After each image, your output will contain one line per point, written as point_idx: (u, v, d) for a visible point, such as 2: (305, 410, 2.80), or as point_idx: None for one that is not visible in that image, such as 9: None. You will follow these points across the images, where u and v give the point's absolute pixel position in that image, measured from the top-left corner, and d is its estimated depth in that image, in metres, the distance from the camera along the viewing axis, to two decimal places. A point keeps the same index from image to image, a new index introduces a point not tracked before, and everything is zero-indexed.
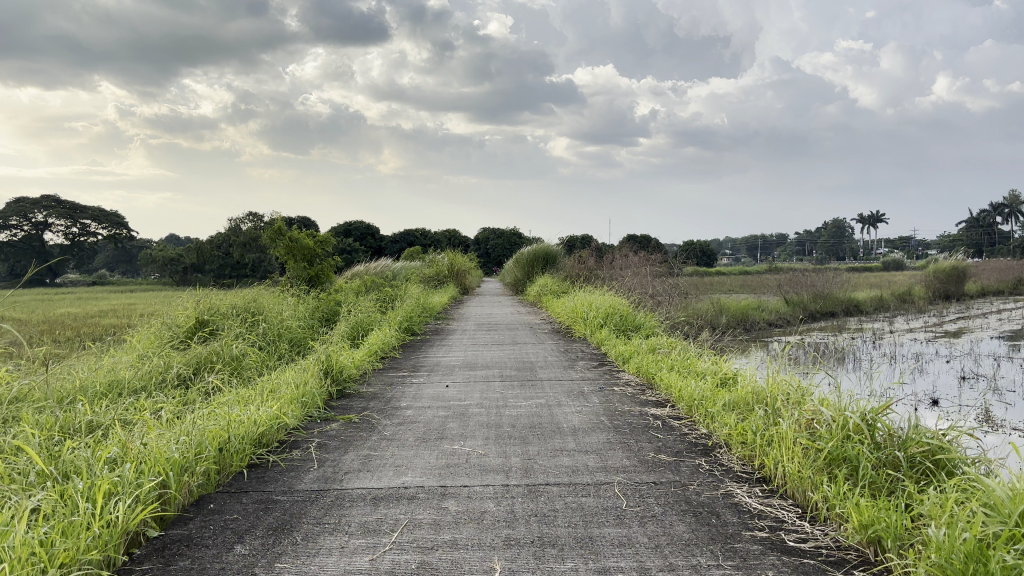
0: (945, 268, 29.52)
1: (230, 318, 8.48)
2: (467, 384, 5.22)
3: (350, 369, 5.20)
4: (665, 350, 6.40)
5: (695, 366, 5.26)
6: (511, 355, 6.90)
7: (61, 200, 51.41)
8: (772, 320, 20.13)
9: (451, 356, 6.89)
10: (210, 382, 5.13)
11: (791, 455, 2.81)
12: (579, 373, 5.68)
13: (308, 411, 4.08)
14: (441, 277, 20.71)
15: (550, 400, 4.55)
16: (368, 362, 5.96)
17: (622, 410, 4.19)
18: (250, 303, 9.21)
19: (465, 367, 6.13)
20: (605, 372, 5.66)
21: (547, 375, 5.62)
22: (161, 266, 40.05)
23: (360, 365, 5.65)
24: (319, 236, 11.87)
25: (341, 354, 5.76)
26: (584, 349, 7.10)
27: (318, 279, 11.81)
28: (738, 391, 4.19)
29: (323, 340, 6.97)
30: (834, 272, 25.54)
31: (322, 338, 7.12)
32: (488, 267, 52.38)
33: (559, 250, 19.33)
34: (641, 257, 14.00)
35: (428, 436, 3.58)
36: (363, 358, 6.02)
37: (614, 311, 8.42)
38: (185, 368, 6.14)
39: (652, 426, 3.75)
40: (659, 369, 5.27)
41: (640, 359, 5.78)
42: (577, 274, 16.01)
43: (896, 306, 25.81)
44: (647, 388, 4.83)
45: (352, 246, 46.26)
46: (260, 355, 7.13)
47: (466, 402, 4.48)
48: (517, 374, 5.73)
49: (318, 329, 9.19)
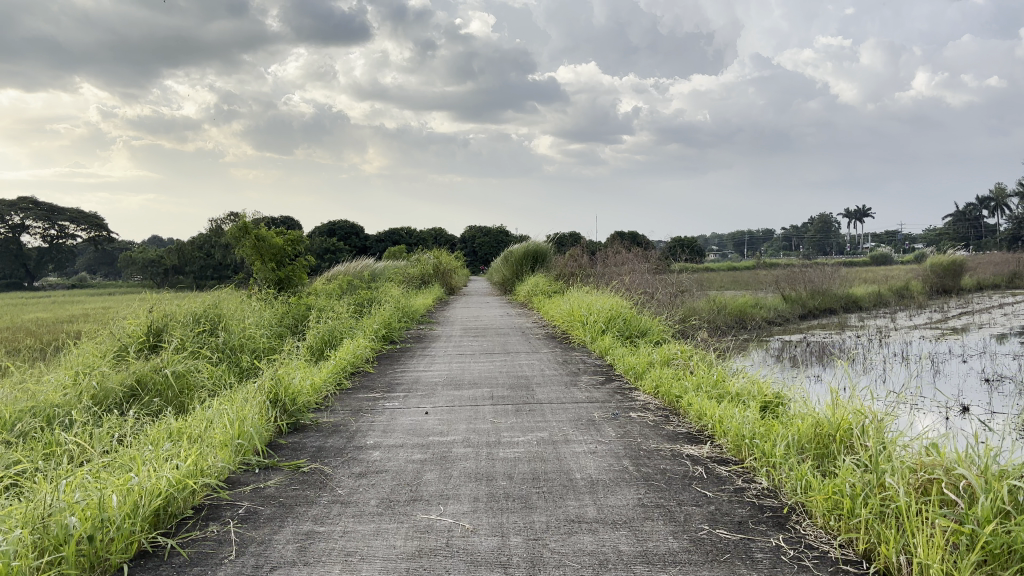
0: (942, 263, 28.90)
1: (185, 325, 7.55)
2: (450, 411, 4.28)
3: (306, 395, 4.29)
4: (682, 363, 5.49)
5: (727, 385, 4.37)
6: (503, 368, 5.98)
7: (39, 202, 50.16)
8: (772, 318, 19.36)
9: (433, 371, 5.97)
10: (132, 417, 4.19)
11: (922, 539, 1.92)
12: (585, 393, 4.76)
13: (241, 459, 3.15)
14: (427, 277, 19.82)
15: (554, 433, 3.62)
16: (333, 383, 5.02)
17: (648, 449, 3.29)
18: (210, 309, 8.23)
19: (448, 386, 5.20)
20: (616, 391, 4.76)
21: (546, 396, 4.69)
22: (141, 267, 39.09)
23: (322, 387, 4.72)
24: (290, 234, 10.93)
25: (298, 374, 4.83)
26: (586, 361, 6.17)
27: (288, 281, 10.87)
28: (795, 422, 3.29)
29: (284, 357, 6.03)
30: (832, 269, 24.83)
31: (282, 355, 6.18)
32: (474, 266, 51.49)
33: (550, 248, 18.48)
34: (637, 253, 13.14)
35: (397, 497, 2.66)
36: (326, 378, 5.08)
37: (615, 315, 7.51)
38: (123, 396, 5.22)
39: (692, 475, 2.86)
40: (683, 387, 4.39)
41: (659, 374, 4.88)
42: (570, 273, 15.12)
43: (894, 302, 25.10)
44: (673, 415, 3.93)
45: (336, 246, 45.31)
46: (215, 374, 6.22)
47: (451, 438, 3.56)
48: (510, 394, 4.81)
49: (286, 338, 8.24)
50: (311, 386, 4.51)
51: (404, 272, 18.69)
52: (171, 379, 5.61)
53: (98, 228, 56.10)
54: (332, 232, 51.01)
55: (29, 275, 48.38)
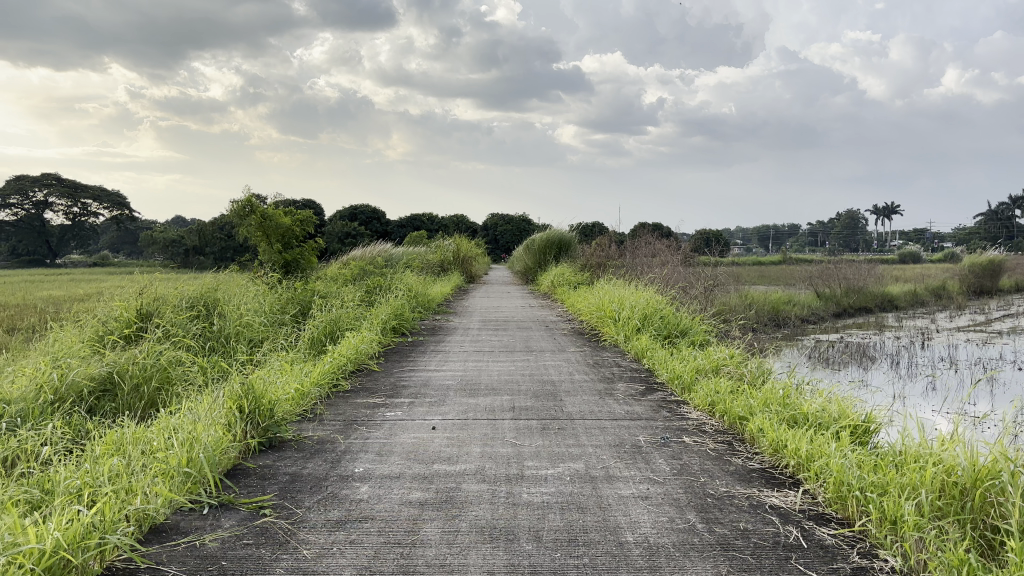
0: (982, 262, 27.74)
1: (178, 312, 6.87)
2: (462, 426, 3.52)
3: (287, 403, 3.56)
4: (735, 371, 4.72)
5: (800, 404, 3.59)
6: (525, 371, 5.22)
7: (63, 180, 49.92)
8: (806, 316, 18.43)
9: (447, 371, 5.22)
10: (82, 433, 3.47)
11: None
12: (624, 407, 3.99)
13: (187, 495, 2.41)
14: (445, 264, 19.13)
15: (592, 466, 2.86)
16: (327, 386, 4.28)
17: (718, 497, 2.52)
18: (206, 294, 7.56)
19: (462, 391, 4.46)
20: (661, 405, 3.99)
21: (578, 410, 3.92)
22: (162, 247, 38.77)
23: (312, 391, 3.99)
24: (300, 214, 10.24)
25: (284, 377, 4.10)
26: (620, 364, 5.40)
27: (295, 265, 10.17)
28: (908, 467, 2.51)
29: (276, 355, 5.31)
30: (867, 266, 23.84)
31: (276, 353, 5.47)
32: (496, 255, 50.68)
33: (574, 237, 17.68)
34: (668, 244, 12.31)
35: (381, 569, 1.91)
36: (321, 379, 4.35)
37: (652, 311, 6.71)
38: (91, 392, 4.53)
39: (787, 544, 2.09)
40: (748, 406, 3.60)
41: (713, 386, 4.08)
42: (597, 263, 14.33)
43: (932, 303, 24.08)
44: (741, 444, 3.18)
45: (357, 229, 44.75)
46: (203, 368, 5.54)
47: (461, 468, 2.81)
48: (536, 405, 4.05)
49: (289, 324, 7.55)
50: (297, 391, 3.80)
51: (423, 259, 17.97)
52: (150, 373, 4.93)
53: (119, 206, 55.90)
54: (353, 217, 50.47)
55: (51, 252, 48.29)
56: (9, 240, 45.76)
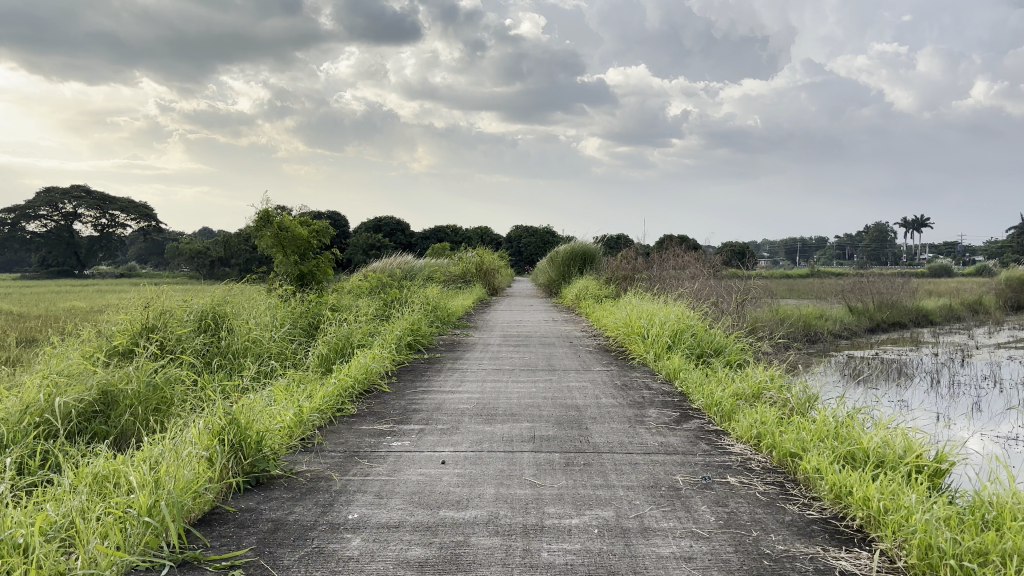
0: (1020, 276, 26.90)
1: (185, 328, 6.58)
2: (475, 461, 3.14)
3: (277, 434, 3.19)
4: (779, 397, 4.30)
5: (860, 436, 3.16)
6: (548, 393, 4.83)
7: (92, 191, 50.34)
8: (839, 331, 17.85)
9: (463, 393, 4.84)
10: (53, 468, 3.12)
11: None
12: (657, 438, 3.58)
13: (142, 553, 2.04)
14: (468, 276, 18.83)
15: (625, 514, 2.46)
16: (328, 411, 3.92)
17: (775, 557, 2.11)
18: (216, 307, 7.27)
19: (478, 416, 4.08)
20: (697, 438, 3.58)
21: (605, 441, 3.52)
22: (189, 258, 38.87)
23: (310, 418, 3.63)
24: (316, 225, 9.95)
25: (282, 403, 3.74)
26: (651, 386, 4.98)
27: (311, 277, 9.84)
28: (1007, 525, 2.08)
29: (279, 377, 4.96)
30: (901, 280, 23.18)
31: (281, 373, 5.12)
32: (519, 267, 50.31)
33: (599, 249, 17.26)
34: (697, 257, 11.86)
35: None
36: (324, 403, 3.99)
37: (684, 327, 6.29)
38: (84, 414, 4.17)
39: None
40: (801, 439, 3.18)
41: (758, 414, 3.66)
42: (622, 276, 13.92)
43: (968, 318, 23.34)
44: (795, 487, 2.75)
45: (381, 241, 44.66)
46: (205, 388, 5.22)
47: (471, 517, 2.43)
48: (559, 434, 3.65)
49: (302, 338, 7.23)
50: (291, 420, 3.43)
51: (444, 272, 17.64)
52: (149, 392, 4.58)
53: (147, 218, 56.37)
54: (377, 228, 50.42)
55: (80, 264, 48.56)
56: (39, 251, 46.15)
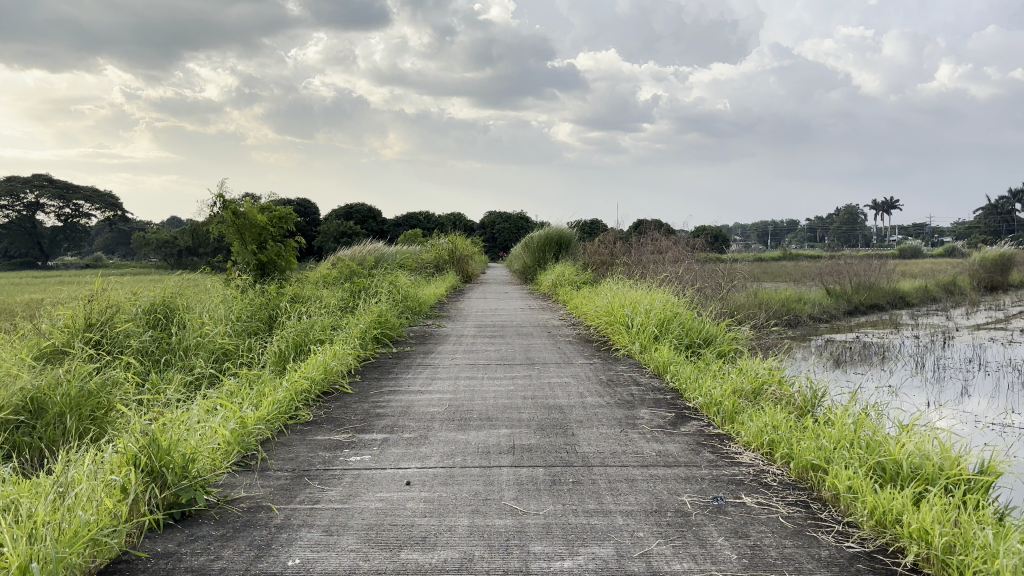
0: (993, 257, 26.86)
1: (130, 325, 6.04)
2: (446, 481, 2.68)
3: (210, 456, 2.72)
4: (783, 393, 3.89)
5: (888, 443, 2.74)
6: (527, 391, 4.37)
7: (54, 180, 48.93)
8: (818, 315, 17.60)
9: (432, 393, 4.37)
10: None
11: None
12: (653, 446, 3.14)
13: None
14: (440, 263, 18.32)
15: (628, 552, 2.02)
16: (276, 424, 3.43)
17: None
18: (166, 301, 6.76)
19: (450, 422, 3.62)
20: (697, 445, 3.15)
21: (595, 451, 3.08)
22: (155, 248, 37.83)
23: (253, 433, 3.14)
24: (278, 211, 9.38)
25: (222, 417, 3.24)
26: (639, 382, 4.55)
27: (271, 266, 9.32)
28: None
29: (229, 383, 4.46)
30: (878, 262, 23.01)
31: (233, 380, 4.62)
32: (493, 253, 49.82)
33: (574, 234, 16.82)
34: (677, 240, 11.46)
35: None
36: (272, 415, 3.50)
37: (671, 316, 5.87)
38: (18, 415, 3.61)
39: None
40: (822, 446, 2.76)
41: (767, 418, 3.23)
42: (600, 262, 13.50)
43: (944, 299, 23.24)
44: (825, 511, 2.32)
45: (352, 229, 43.87)
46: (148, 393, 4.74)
47: (439, 560, 1.97)
48: (542, 443, 3.20)
49: (259, 332, 6.75)
50: (228, 436, 2.96)
51: (416, 260, 17.12)
52: (90, 394, 4.05)
53: (112, 208, 55.00)
54: (348, 215, 49.63)
55: (43, 254, 47.36)
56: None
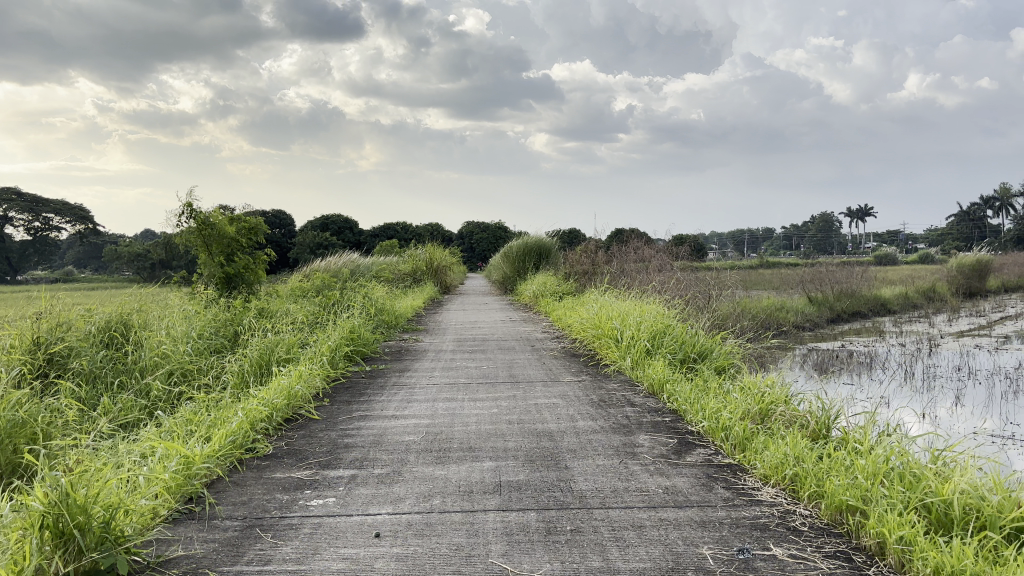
0: (971, 263, 26.88)
1: (80, 345, 5.58)
2: (423, 531, 2.29)
3: (140, 507, 2.29)
4: (792, 415, 3.56)
5: (931, 478, 2.39)
6: (511, 414, 3.99)
7: (23, 193, 47.79)
8: (801, 323, 17.38)
9: (409, 418, 3.97)
10: None
11: None
12: (658, 481, 2.77)
13: None
14: (418, 274, 17.89)
15: None
16: (227, 462, 3.01)
17: None
18: (123, 318, 6.30)
19: (427, 454, 3.22)
20: (708, 479, 2.79)
21: (593, 487, 2.70)
22: (128, 261, 36.95)
23: (198, 475, 2.73)
24: (247, 221, 8.93)
25: (164, 457, 2.83)
26: (634, 403, 4.19)
27: (239, 278, 8.85)
28: None
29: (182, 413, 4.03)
30: (858, 269, 22.90)
31: (188, 408, 4.19)
32: (472, 264, 49.43)
33: (554, 244, 16.50)
34: (661, 248, 11.15)
35: None
36: (223, 451, 3.08)
37: (663, 328, 5.52)
38: None
39: None
40: (857, 482, 2.41)
41: (785, 447, 2.87)
42: (582, 271, 13.16)
43: (925, 306, 23.15)
44: (873, 566, 1.96)
45: (329, 240, 43.20)
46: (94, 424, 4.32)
47: None
48: (532, 478, 2.82)
49: (223, 349, 6.33)
50: (168, 480, 2.55)
51: (393, 271, 16.69)
52: (23, 424, 3.62)
53: (82, 220, 53.86)
54: (324, 226, 49.06)
55: (12, 269, 46.30)
56: None
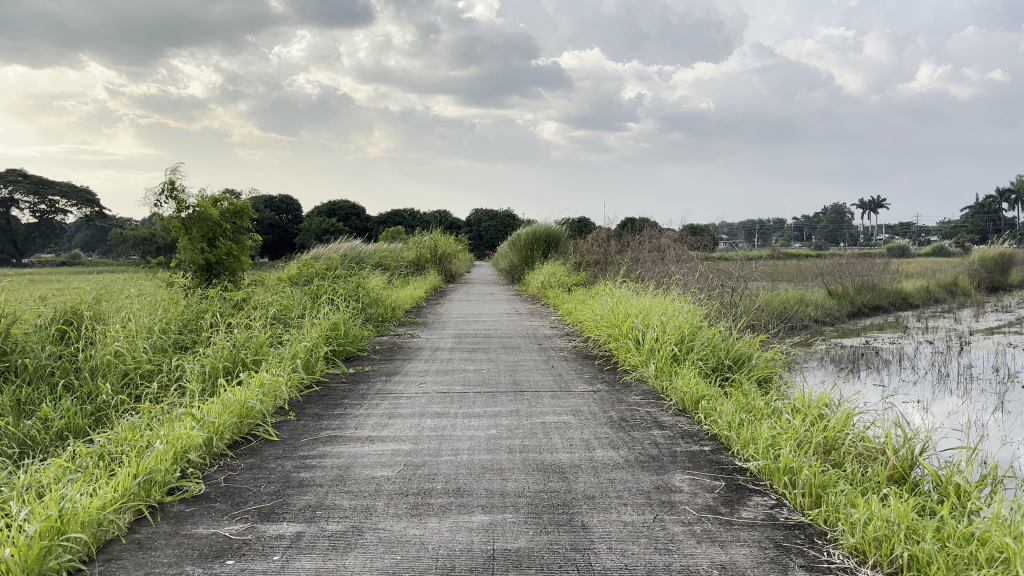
0: (994, 256, 25.84)
1: (20, 342, 4.83)
2: None
3: None
4: (871, 449, 2.79)
5: None
6: (511, 438, 3.23)
7: (28, 174, 47.00)
8: (821, 318, 16.57)
9: (386, 441, 3.22)
10: None
11: None
12: (709, 555, 2.01)
13: None
14: (421, 262, 17.15)
15: None
16: (123, 516, 2.26)
17: None
18: (78, 309, 5.55)
19: (402, 501, 2.46)
20: (777, 553, 2.03)
21: (625, 566, 1.94)
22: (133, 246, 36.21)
23: (69, 540, 1.98)
24: (232, 203, 8.18)
25: (27, 514, 2.08)
26: (663, 424, 3.43)
27: (221, 266, 8.09)
28: None
29: (111, 436, 3.27)
30: (878, 262, 22.06)
31: (119, 426, 3.43)
32: (479, 252, 48.59)
33: (564, 232, 15.72)
34: (680, 239, 10.35)
35: None
36: (122, 499, 2.32)
37: (691, 330, 4.77)
38: None
39: None
40: None
41: (884, 508, 2.11)
42: (594, 261, 12.39)
43: (947, 300, 22.27)
44: None
45: (335, 227, 42.43)
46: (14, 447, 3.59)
47: None
48: (538, 547, 2.05)
49: (189, 346, 5.59)
50: (15, 558, 1.80)
51: (395, 259, 15.92)
52: None
53: (89, 204, 53.24)
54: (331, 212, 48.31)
55: (18, 252, 45.55)
56: None
